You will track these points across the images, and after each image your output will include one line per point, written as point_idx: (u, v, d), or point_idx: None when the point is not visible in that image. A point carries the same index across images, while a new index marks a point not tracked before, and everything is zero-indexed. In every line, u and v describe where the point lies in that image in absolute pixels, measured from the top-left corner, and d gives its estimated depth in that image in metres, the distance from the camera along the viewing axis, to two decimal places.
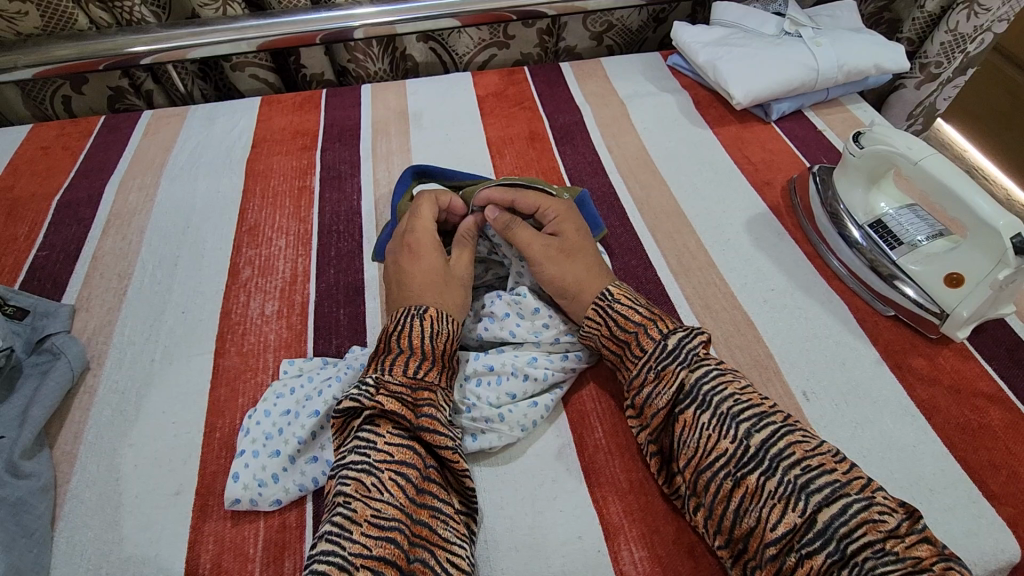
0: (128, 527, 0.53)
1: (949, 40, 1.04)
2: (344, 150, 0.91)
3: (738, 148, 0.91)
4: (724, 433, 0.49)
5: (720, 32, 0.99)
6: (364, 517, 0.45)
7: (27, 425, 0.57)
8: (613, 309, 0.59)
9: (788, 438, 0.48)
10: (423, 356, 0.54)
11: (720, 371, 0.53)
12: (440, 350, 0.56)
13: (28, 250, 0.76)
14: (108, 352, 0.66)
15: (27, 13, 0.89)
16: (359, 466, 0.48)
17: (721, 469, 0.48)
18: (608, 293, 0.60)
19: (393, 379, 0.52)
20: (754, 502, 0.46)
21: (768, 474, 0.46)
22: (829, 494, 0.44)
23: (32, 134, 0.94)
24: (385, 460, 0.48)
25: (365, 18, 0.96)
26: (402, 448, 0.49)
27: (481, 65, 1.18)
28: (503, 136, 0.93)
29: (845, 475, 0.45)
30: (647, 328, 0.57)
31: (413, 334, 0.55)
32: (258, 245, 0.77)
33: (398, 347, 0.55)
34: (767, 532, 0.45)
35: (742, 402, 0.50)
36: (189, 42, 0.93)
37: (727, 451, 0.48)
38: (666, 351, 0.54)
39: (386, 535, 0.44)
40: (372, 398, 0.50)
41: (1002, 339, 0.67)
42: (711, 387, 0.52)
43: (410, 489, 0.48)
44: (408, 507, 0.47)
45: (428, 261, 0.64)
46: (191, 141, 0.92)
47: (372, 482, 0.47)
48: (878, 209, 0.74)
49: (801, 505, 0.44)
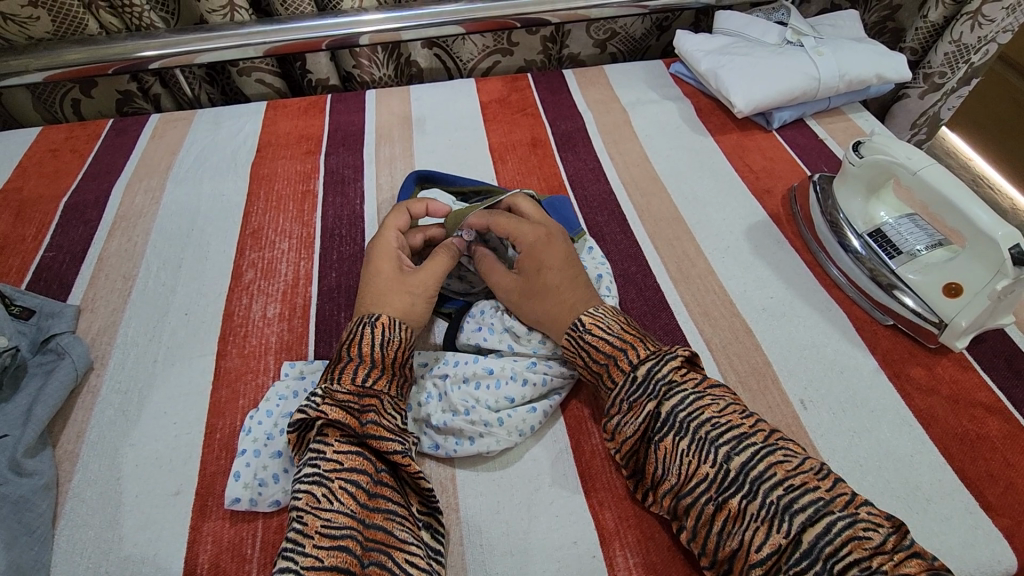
0: (127, 526, 0.54)
1: (953, 50, 1.04)
2: (348, 155, 0.92)
3: (739, 156, 0.91)
4: (704, 458, 0.49)
5: (722, 41, 1.00)
6: (314, 529, 0.46)
7: (31, 423, 0.58)
8: (586, 340, 0.58)
9: (769, 459, 0.47)
10: (372, 365, 0.56)
11: (697, 395, 0.52)
12: (390, 357, 0.57)
13: (35, 251, 0.77)
14: (112, 353, 0.67)
15: (38, 17, 0.91)
16: (310, 478, 0.48)
17: (703, 495, 0.48)
18: (579, 324, 0.59)
19: (340, 389, 0.53)
20: (738, 525, 0.46)
21: (749, 498, 0.46)
22: (812, 514, 0.44)
23: (42, 136, 0.95)
24: (335, 469, 0.49)
25: (370, 25, 0.97)
26: (352, 456, 0.50)
27: (485, 72, 1.19)
28: (506, 142, 0.94)
29: (828, 493, 0.45)
30: (617, 359, 0.56)
31: (363, 343, 0.57)
32: (262, 248, 0.78)
33: (348, 356, 0.56)
34: (751, 554, 0.45)
35: (720, 426, 0.50)
36: (197, 47, 0.94)
37: (708, 476, 0.48)
38: (635, 383, 0.54)
39: (339, 545, 0.45)
40: (317, 408, 0.51)
41: (1002, 349, 0.67)
42: (687, 413, 0.51)
43: (361, 495, 0.48)
44: (360, 513, 0.47)
45: (391, 272, 0.64)
46: (197, 145, 0.93)
47: (322, 492, 0.47)
48: (877, 218, 0.75)
49: (785, 526, 0.44)
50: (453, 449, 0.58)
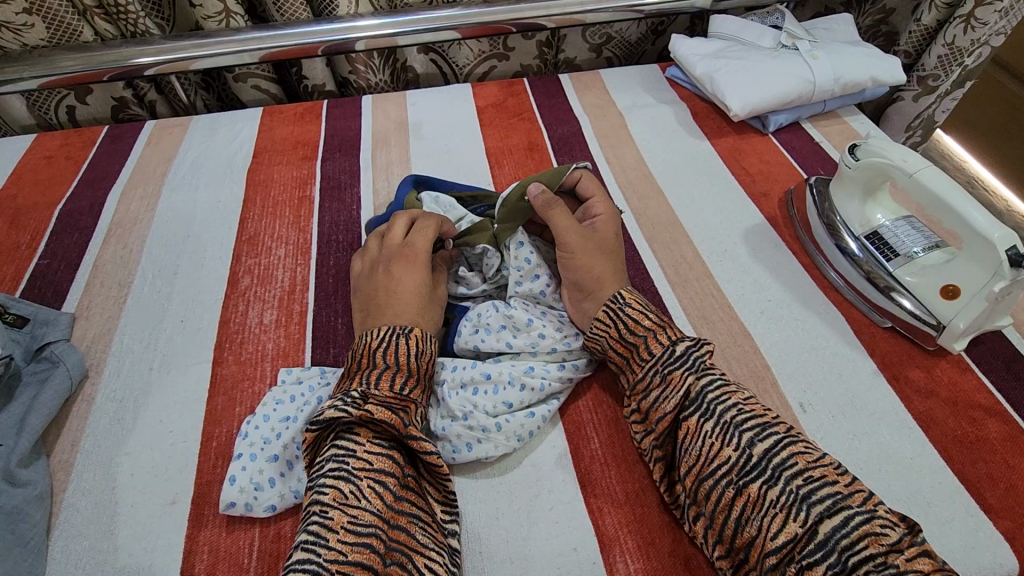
0: (122, 536, 0.53)
1: (946, 53, 1.05)
2: (345, 160, 0.91)
3: (736, 160, 0.91)
4: (728, 441, 0.49)
5: (717, 45, 1.00)
6: (340, 525, 0.45)
7: (25, 433, 0.57)
8: (624, 312, 0.60)
9: (790, 448, 0.47)
10: (408, 373, 0.55)
11: (724, 382, 0.53)
12: (422, 368, 0.57)
13: (29, 259, 0.77)
14: (107, 361, 0.66)
15: (33, 24, 0.91)
16: (336, 474, 0.48)
17: (723, 478, 0.48)
18: (619, 297, 0.61)
19: (380, 393, 0.52)
20: (756, 512, 0.46)
21: (769, 483, 0.46)
22: (830, 505, 0.43)
23: (36, 144, 0.95)
24: (365, 468, 0.48)
25: (366, 31, 0.97)
26: (382, 457, 0.50)
27: (481, 77, 1.19)
28: (503, 146, 0.94)
29: (846, 488, 0.45)
30: (656, 333, 0.57)
31: (399, 351, 0.56)
32: (258, 254, 0.78)
33: (383, 362, 0.55)
34: (768, 541, 0.45)
35: (745, 412, 0.51)
36: (193, 54, 0.94)
37: (730, 459, 0.48)
38: (674, 357, 0.55)
39: (362, 542, 0.44)
40: (359, 407, 0.50)
41: (1000, 351, 0.67)
42: (715, 396, 0.52)
43: (389, 496, 0.48)
44: (387, 513, 0.47)
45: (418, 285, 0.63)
46: (193, 151, 0.93)
47: (350, 489, 0.47)
48: (873, 221, 0.75)
49: (802, 515, 0.44)
50: (452, 454, 0.58)
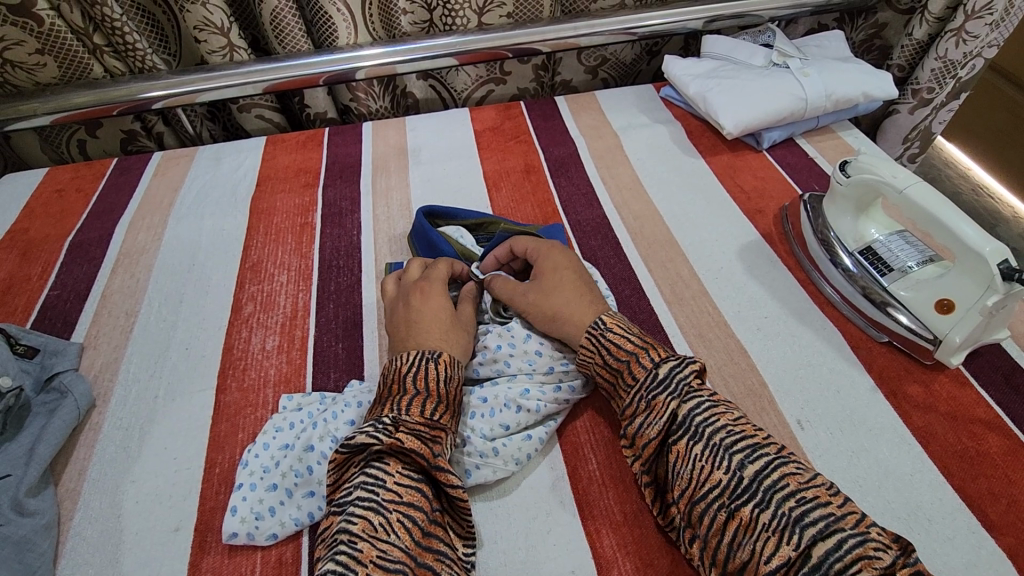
0: (127, 564, 0.54)
1: (939, 67, 1.06)
2: (345, 187, 0.93)
3: (730, 177, 0.92)
4: (718, 464, 0.49)
5: (709, 65, 1.02)
6: (369, 558, 0.45)
7: (34, 463, 0.58)
8: (606, 338, 0.60)
9: (782, 469, 0.47)
10: (438, 400, 0.56)
11: (713, 403, 0.53)
12: (451, 395, 0.58)
13: (40, 290, 0.79)
14: (113, 390, 0.68)
15: (45, 64, 0.95)
16: (366, 504, 0.48)
17: (715, 501, 0.48)
18: (601, 322, 0.61)
19: (410, 419, 0.53)
20: (749, 535, 0.46)
21: (761, 506, 0.46)
22: (823, 528, 0.43)
23: (48, 178, 0.98)
24: (394, 500, 0.49)
25: (366, 60, 1.00)
26: (411, 490, 0.50)
27: (479, 100, 1.21)
28: (500, 169, 0.95)
29: (839, 509, 0.44)
30: (639, 357, 0.57)
31: (428, 377, 0.57)
32: (261, 280, 0.79)
33: (414, 389, 0.56)
34: (761, 566, 0.44)
35: (735, 433, 0.50)
36: (198, 87, 0.97)
37: (721, 482, 0.48)
38: (657, 381, 0.55)
39: None
40: (390, 435, 0.51)
41: (999, 364, 0.67)
42: (703, 418, 0.52)
43: (416, 531, 0.48)
44: (414, 550, 0.47)
45: (437, 309, 0.64)
46: (199, 181, 0.95)
47: (380, 521, 0.47)
48: (867, 236, 0.75)
49: (795, 539, 0.44)
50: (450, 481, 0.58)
